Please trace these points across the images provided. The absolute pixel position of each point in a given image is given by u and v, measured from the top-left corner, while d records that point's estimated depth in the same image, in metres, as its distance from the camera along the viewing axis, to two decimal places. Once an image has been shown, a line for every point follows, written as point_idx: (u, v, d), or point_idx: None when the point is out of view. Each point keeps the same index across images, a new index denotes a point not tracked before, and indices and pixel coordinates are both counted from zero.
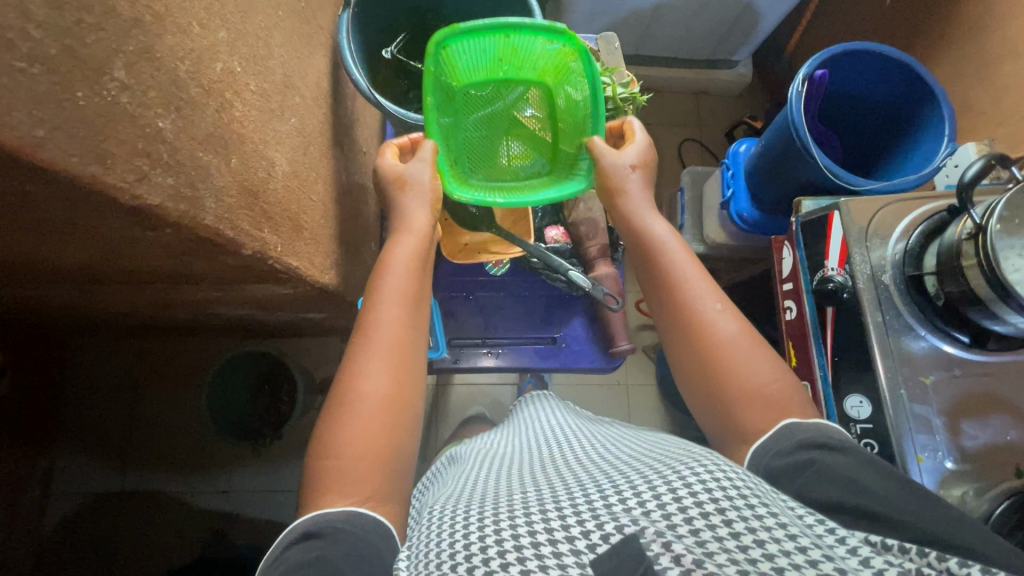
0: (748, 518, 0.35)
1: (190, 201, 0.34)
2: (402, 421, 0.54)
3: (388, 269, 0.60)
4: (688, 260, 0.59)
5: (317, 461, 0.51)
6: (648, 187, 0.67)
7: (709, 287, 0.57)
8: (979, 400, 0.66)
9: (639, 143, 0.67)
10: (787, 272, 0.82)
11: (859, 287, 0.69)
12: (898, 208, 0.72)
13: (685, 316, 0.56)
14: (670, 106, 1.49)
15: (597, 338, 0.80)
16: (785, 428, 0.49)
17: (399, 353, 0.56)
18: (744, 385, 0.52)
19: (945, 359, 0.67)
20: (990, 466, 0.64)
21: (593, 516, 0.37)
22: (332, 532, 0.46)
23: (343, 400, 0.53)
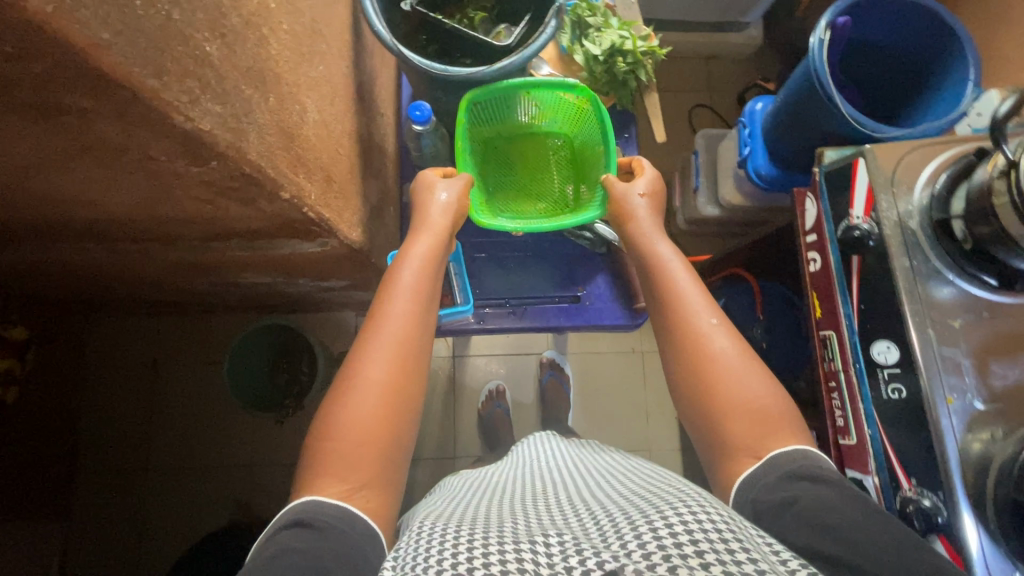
0: (726, 562, 0.36)
1: (236, 132, 0.34)
2: (392, 436, 0.56)
3: (404, 265, 0.64)
4: (689, 280, 0.62)
5: (317, 442, 0.54)
6: (656, 212, 0.70)
7: (706, 304, 0.60)
8: (1008, 341, 0.66)
9: (648, 174, 0.71)
10: (810, 224, 0.81)
11: (885, 235, 0.69)
12: (926, 151, 0.71)
13: (685, 332, 0.59)
14: (679, 72, 1.47)
15: (620, 295, 0.80)
16: (770, 460, 0.52)
17: (412, 366, 0.59)
18: (732, 394, 0.55)
19: (974, 302, 0.67)
20: (1019, 406, 0.64)
21: (575, 552, 0.39)
22: (326, 525, 0.49)
23: (347, 384, 0.56)
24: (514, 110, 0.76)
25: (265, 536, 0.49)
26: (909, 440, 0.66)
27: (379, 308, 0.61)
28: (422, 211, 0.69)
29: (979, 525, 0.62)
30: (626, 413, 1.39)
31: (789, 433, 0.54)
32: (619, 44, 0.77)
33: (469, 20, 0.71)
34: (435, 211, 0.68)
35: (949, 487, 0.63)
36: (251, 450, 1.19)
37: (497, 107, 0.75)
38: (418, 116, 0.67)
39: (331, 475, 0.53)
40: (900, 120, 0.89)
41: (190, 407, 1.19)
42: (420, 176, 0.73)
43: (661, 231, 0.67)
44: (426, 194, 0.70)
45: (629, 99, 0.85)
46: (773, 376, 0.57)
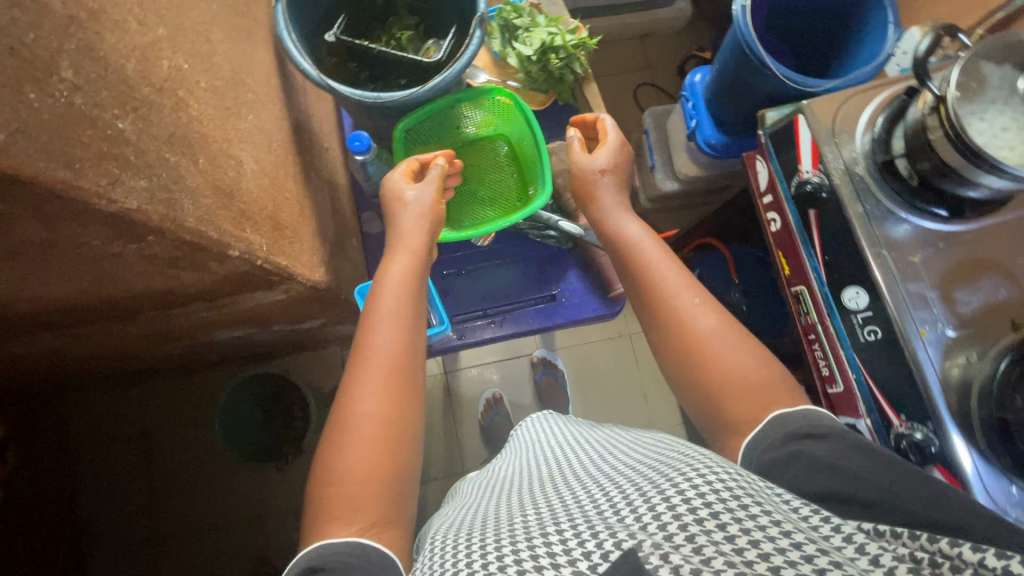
0: (741, 519, 0.36)
1: (167, 204, 0.33)
2: (399, 462, 0.55)
3: (384, 292, 0.63)
4: (661, 254, 0.66)
5: (320, 485, 0.53)
6: (612, 189, 0.72)
7: (686, 284, 0.62)
8: (967, 267, 0.68)
9: (612, 144, 0.73)
10: (764, 185, 0.83)
11: (836, 185, 0.71)
12: (860, 99, 0.73)
13: (671, 313, 0.60)
14: (618, 56, 1.48)
15: (593, 286, 0.81)
16: (772, 421, 0.53)
17: (408, 382, 0.58)
18: (725, 373, 0.55)
19: (929, 236, 0.69)
20: (987, 325, 0.66)
21: (592, 536, 0.38)
22: (337, 565, 0.47)
23: (346, 421, 0.55)
24: (446, 126, 0.75)
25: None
26: (890, 378, 0.68)
27: (368, 334, 0.60)
28: (396, 226, 0.68)
29: (969, 447, 0.63)
30: (624, 396, 1.40)
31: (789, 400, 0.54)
32: (550, 41, 0.77)
33: (396, 42, 0.70)
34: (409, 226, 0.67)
35: (937, 417, 0.64)
36: (257, 504, 1.16)
37: (430, 128, 0.74)
38: (358, 146, 0.66)
39: (340, 517, 0.51)
40: (832, 72, 0.90)
41: (189, 472, 1.17)
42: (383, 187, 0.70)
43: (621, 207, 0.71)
44: (396, 206, 0.69)
45: (569, 94, 0.85)
46: (760, 346, 0.58)
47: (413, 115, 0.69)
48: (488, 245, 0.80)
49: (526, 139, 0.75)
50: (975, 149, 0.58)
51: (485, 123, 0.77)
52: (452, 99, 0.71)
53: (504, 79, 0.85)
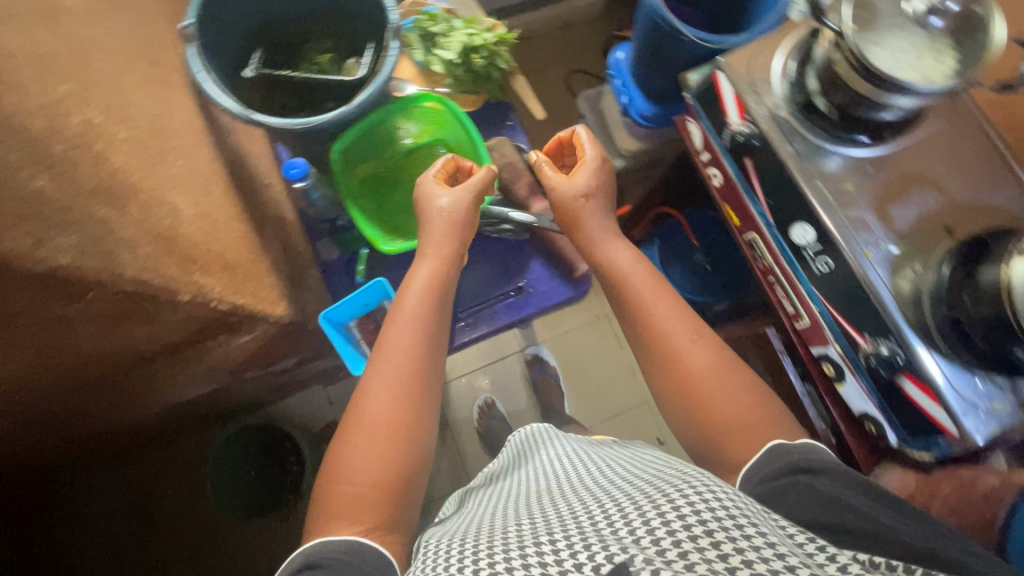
0: (736, 540, 0.38)
1: (104, 257, 0.38)
2: (403, 473, 0.59)
3: (404, 296, 0.67)
4: (650, 276, 0.71)
5: (326, 490, 0.57)
6: (604, 207, 0.76)
7: (682, 323, 0.67)
8: (896, 185, 0.72)
9: (590, 165, 0.75)
10: (700, 144, 0.87)
11: (764, 131, 0.74)
12: (771, 48, 0.77)
13: (671, 348, 0.66)
14: (545, 48, 1.51)
15: (557, 270, 0.82)
16: (773, 448, 0.57)
17: (420, 382, 0.64)
18: (723, 412, 0.61)
19: (857, 163, 0.73)
20: (926, 235, 0.70)
21: (583, 548, 0.39)
22: (332, 562, 0.51)
23: (357, 423, 0.60)
24: (381, 140, 0.75)
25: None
26: (849, 302, 0.71)
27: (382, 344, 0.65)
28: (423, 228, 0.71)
29: (932, 351, 0.66)
30: (613, 377, 1.42)
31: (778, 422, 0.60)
32: (470, 42, 0.79)
33: (319, 66, 0.71)
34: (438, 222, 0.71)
35: (896, 329, 0.67)
36: (265, 559, 1.12)
37: (366, 145, 0.74)
38: (296, 173, 0.66)
39: (343, 517, 0.55)
40: (742, 28, 0.94)
41: (188, 541, 1.13)
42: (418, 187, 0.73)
43: (609, 230, 0.74)
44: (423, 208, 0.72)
45: (499, 90, 0.87)
46: (749, 376, 0.64)
47: (346, 136, 0.69)
48: None
49: (465, 139, 0.75)
50: (881, 74, 0.62)
51: (425, 130, 0.76)
52: (382, 113, 0.71)
53: (433, 86, 0.85)
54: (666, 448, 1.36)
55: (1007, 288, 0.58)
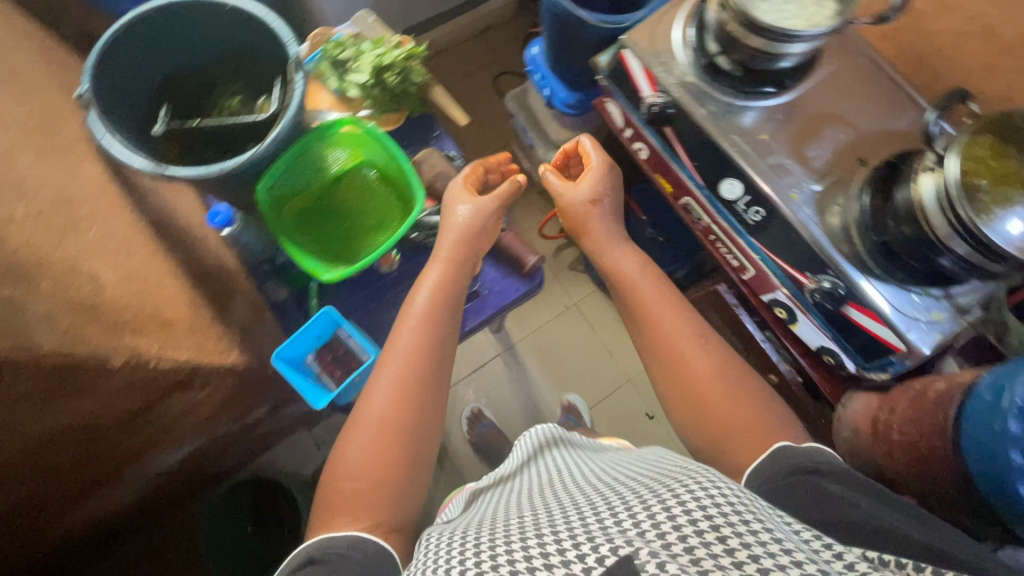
0: (742, 535, 0.38)
1: (14, 335, 0.40)
2: (399, 472, 0.61)
3: (414, 297, 0.71)
4: (647, 279, 0.76)
5: (331, 483, 0.60)
6: (610, 215, 0.82)
7: (682, 328, 0.70)
8: (808, 126, 0.75)
9: (597, 173, 0.81)
10: (621, 122, 0.89)
11: (677, 99, 0.77)
12: (667, 19, 0.80)
13: (674, 356, 0.68)
14: (468, 56, 1.54)
15: (508, 267, 0.83)
16: (776, 451, 0.57)
17: (426, 387, 0.66)
18: (721, 417, 0.63)
19: (768, 112, 0.76)
20: (843, 168, 0.73)
21: (588, 541, 0.40)
22: (335, 556, 0.52)
23: (359, 419, 0.63)
24: (308, 172, 0.72)
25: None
26: (786, 245, 0.74)
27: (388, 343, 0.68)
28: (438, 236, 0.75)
29: (868, 276, 0.69)
30: (594, 362, 1.44)
31: (770, 411, 0.63)
32: (378, 61, 0.81)
33: (230, 110, 0.71)
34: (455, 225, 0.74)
35: (832, 263, 0.70)
36: None
37: (293, 181, 0.71)
38: (220, 220, 0.67)
39: (346, 513, 0.57)
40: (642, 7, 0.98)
41: None
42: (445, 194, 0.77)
43: (616, 235, 0.80)
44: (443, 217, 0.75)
45: (420, 104, 0.88)
46: (741, 370, 0.67)
47: (269, 172, 0.66)
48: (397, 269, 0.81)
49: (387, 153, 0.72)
50: (768, 28, 0.65)
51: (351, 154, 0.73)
52: (303, 142, 0.68)
53: (353, 109, 0.84)
54: (657, 421, 1.39)
55: (918, 205, 0.62)
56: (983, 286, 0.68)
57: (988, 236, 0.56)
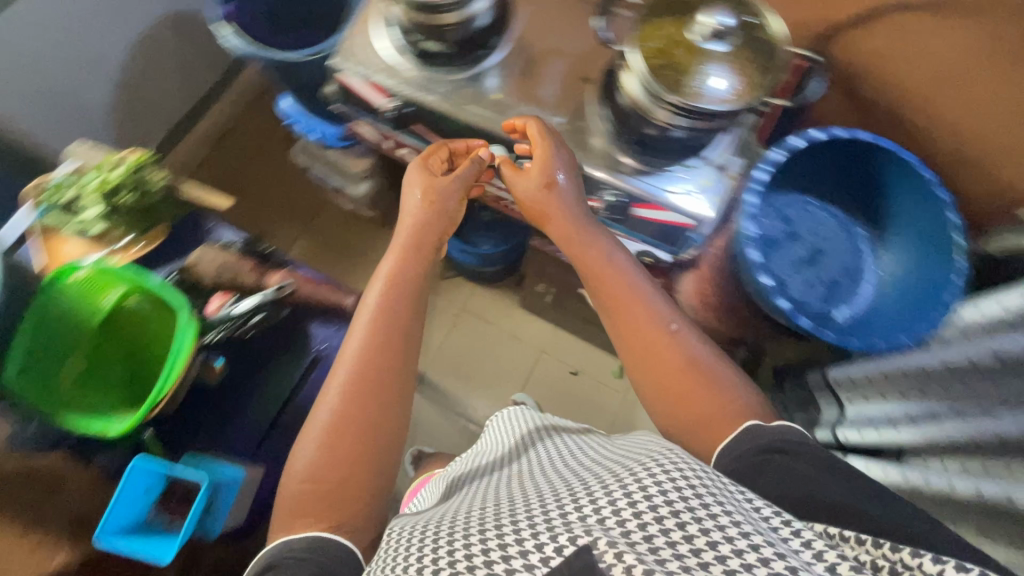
0: (701, 519, 0.38)
1: None
2: (349, 481, 0.59)
3: (372, 291, 0.69)
4: (610, 266, 0.71)
5: (288, 488, 0.59)
6: (571, 197, 0.74)
7: (660, 314, 0.67)
8: (530, 73, 0.80)
9: (543, 156, 0.71)
10: (379, 136, 0.89)
11: (408, 95, 0.78)
12: (366, 28, 0.81)
13: (632, 313, 0.68)
14: (252, 132, 1.52)
15: (335, 320, 0.83)
16: (747, 429, 0.58)
17: (384, 387, 0.63)
18: (709, 409, 0.61)
19: (491, 74, 0.79)
20: (574, 94, 0.78)
21: (549, 531, 0.39)
22: (294, 561, 0.53)
23: (309, 422, 0.62)
24: (65, 335, 0.68)
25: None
26: None
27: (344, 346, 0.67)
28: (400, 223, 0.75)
29: (638, 176, 0.74)
30: (505, 352, 1.47)
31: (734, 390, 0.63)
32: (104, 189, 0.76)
33: None
34: (410, 207, 0.75)
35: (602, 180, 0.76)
36: None
37: (52, 350, 0.66)
38: None
39: (307, 516, 0.57)
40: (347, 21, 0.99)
41: None
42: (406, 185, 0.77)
43: (584, 224, 0.73)
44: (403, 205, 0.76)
45: (177, 209, 0.84)
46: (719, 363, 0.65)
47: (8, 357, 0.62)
48: (228, 375, 0.77)
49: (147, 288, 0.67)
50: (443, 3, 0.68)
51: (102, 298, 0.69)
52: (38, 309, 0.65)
53: (109, 246, 0.77)
54: (582, 375, 1.45)
55: (633, 101, 0.68)
56: (732, 138, 0.74)
57: (694, 101, 0.62)
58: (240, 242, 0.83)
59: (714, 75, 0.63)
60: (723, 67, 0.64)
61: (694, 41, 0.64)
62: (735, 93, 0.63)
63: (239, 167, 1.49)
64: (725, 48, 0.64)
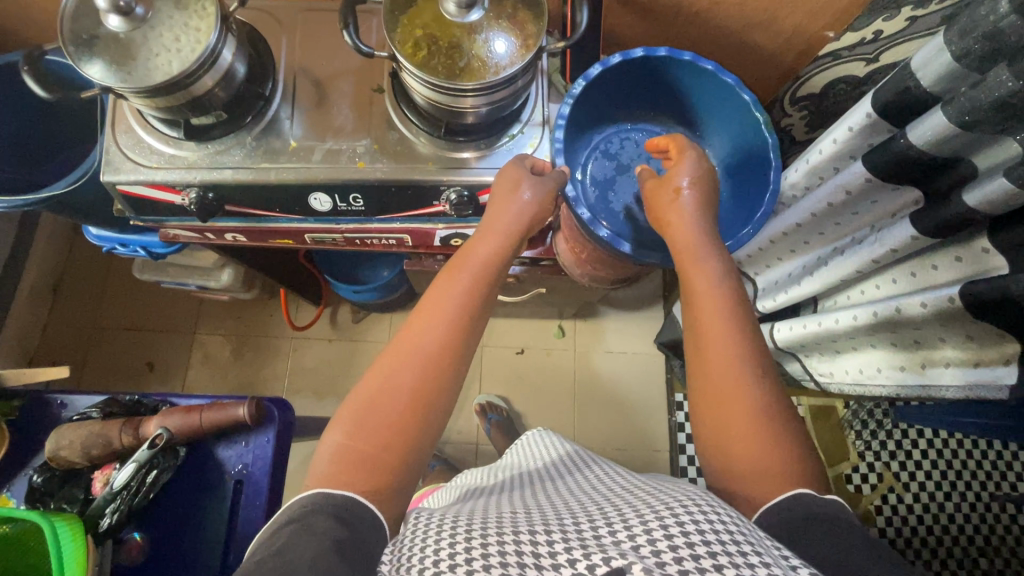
0: (738, 563, 0.35)
1: None
2: (388, 465, 0.51)
3: (445, 280, 0.59)
4: (725, 284, 0.56)
5: (325, 446, 0.52)
6: (697, 210, 0.62)
7: (752, 353, 0.52)
8: (319, 107, 0.73)
9: (693, 158, 0.65)
10: (198, 232, 0.81)
11: (199, 182, 0.71)
12: (123, 131, 0.72)
13: (723, 327, 0.54)
14: (90, 266, 1.38)
15: (238, 436, 0.75)
16: (798, 495, 0.47)
17: (431, 403, 0.53)
18: (759, 461, 0.49)
19: (277, 125, 0.73)
20: (372, 109, 0.73)
21: (583, 546, 0.38)
22: (326, 517, 0.46)
23: (355, 387, 0.54)
24: None
25: (266, 536, 0.46)
26: (396, 202, 0.74)
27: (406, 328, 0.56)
28: (493, 208, 0.64)
29: (470, 166, 0.71)
30: None
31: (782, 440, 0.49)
32: None
33: None
34: (508, 203, 0.63)
35: (438, 182, 0.71)
36: None
37: None
38: None
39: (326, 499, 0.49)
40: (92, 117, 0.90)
41: None
42: (497, 178, 0.66)
43: (703, 242, 0.59)
44: (508, 188, 0.64)
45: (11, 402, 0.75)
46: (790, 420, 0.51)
47: None
48: (148, 548, 0.72)
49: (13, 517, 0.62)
50: (188, 71, 0.61)
51: None
52: None
53: None
54: (528, 351, 1.45)
55: (427, 100, 0.65)
56: (540, 94, 0.74)
57: (486, 77, 0.60)
58: (98, 408, 0.75)
59: (492, 43, 0.62)
60: (496, 34, 0.62)
61: (455, 21, 0.62)
62: (519, 47, 0.62)
63: (93, 310, 1.36)
64: (483, 13, 0.62)
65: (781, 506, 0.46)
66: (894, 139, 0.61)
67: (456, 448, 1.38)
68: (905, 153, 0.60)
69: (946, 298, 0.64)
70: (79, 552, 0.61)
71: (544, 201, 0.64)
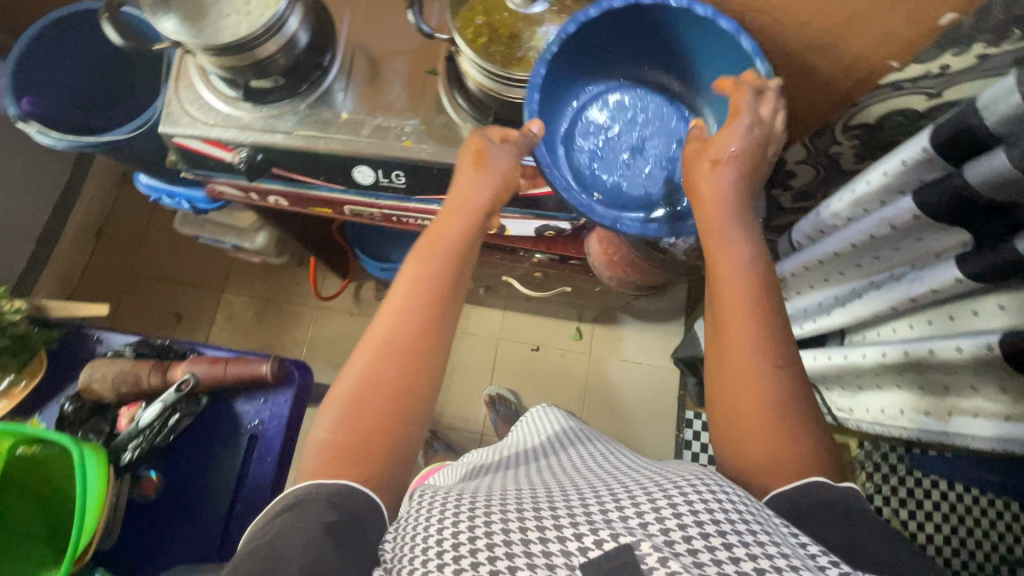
0: (748, 543, 0.35)
1: None
2: (394, 428, 0.53)
3: (412, 263, 0.58)
4: (749, 275, 0.54)
5: (320, 419, 0.54)
6: (737, 192, 0.57)
7: (768, 347, 0.51)
8: (373, 84, 0.75)
9: (743, 122, 0.57)
10: (242, 190, 0.84)
11: (250, 143, 0.73)
12: (184, 86, 0.75)
13: (742, 322, 0.52)
14: (133, 215, 1.43)
15: (257, 392, 0.78)
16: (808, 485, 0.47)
17: (423, 370, 0.54)
18: (777, 459, 0.49)
19: (330, 97, 0.74)
20: (424, 91, 0.74)
21: (590, 521, 0.38)
22: (320, 502, 0.48)
23: (350, 360, 0.56)
24: None
25: (259, 528, 0.48)
26: (436, 184, 0.75)
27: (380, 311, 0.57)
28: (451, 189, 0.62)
29: None
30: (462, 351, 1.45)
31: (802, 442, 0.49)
32: None
33: None
34: (461, 183, 0.61)
35: None
36: None
37: None
38: None
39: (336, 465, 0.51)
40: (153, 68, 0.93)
41: None
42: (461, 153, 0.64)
43: (736, 229, 0.56)
44: (467, 166, 0.62)
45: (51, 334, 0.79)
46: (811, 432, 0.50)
47: None
48: (162, 489, 0.75)
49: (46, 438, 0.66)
50: (256, 35, 0.63)
51: None
52: None
53: None
54: (544, 348, 1.45)
55: (479, 87, 0.65)
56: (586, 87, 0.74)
57: None
58: (129, 348, 0.78)
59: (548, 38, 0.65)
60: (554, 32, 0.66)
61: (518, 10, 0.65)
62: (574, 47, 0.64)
63: (132, 256, 1.41)
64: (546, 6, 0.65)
65: (792, 495, 0.47)
66: (950, 175, 0.60)
67: (461, 435, 1.39)
68: (958, 190, 0.59)
69: (983, 346, 0.61)
70: (103, 479, 0.64)
71: (502, 178, 0.61)
